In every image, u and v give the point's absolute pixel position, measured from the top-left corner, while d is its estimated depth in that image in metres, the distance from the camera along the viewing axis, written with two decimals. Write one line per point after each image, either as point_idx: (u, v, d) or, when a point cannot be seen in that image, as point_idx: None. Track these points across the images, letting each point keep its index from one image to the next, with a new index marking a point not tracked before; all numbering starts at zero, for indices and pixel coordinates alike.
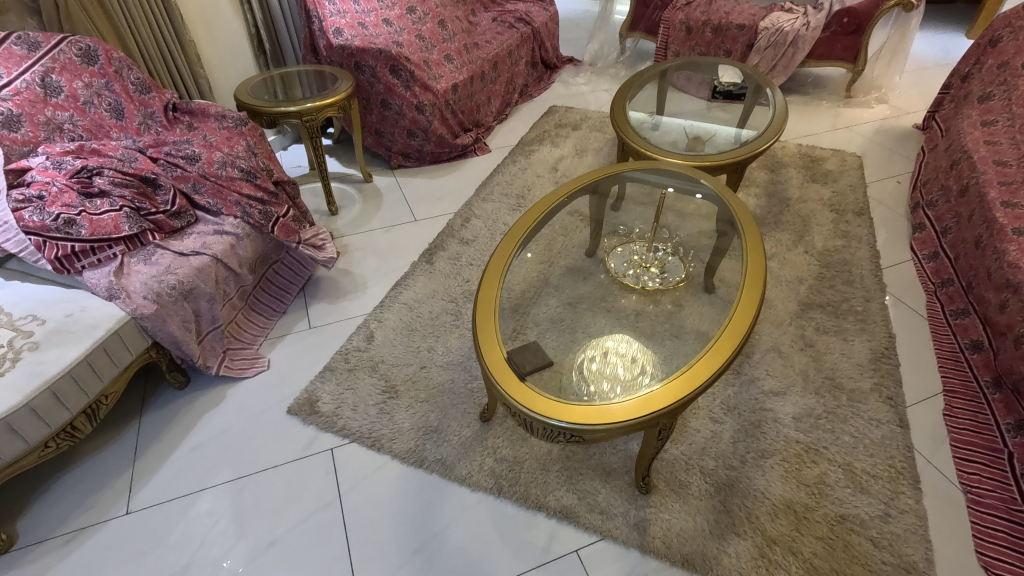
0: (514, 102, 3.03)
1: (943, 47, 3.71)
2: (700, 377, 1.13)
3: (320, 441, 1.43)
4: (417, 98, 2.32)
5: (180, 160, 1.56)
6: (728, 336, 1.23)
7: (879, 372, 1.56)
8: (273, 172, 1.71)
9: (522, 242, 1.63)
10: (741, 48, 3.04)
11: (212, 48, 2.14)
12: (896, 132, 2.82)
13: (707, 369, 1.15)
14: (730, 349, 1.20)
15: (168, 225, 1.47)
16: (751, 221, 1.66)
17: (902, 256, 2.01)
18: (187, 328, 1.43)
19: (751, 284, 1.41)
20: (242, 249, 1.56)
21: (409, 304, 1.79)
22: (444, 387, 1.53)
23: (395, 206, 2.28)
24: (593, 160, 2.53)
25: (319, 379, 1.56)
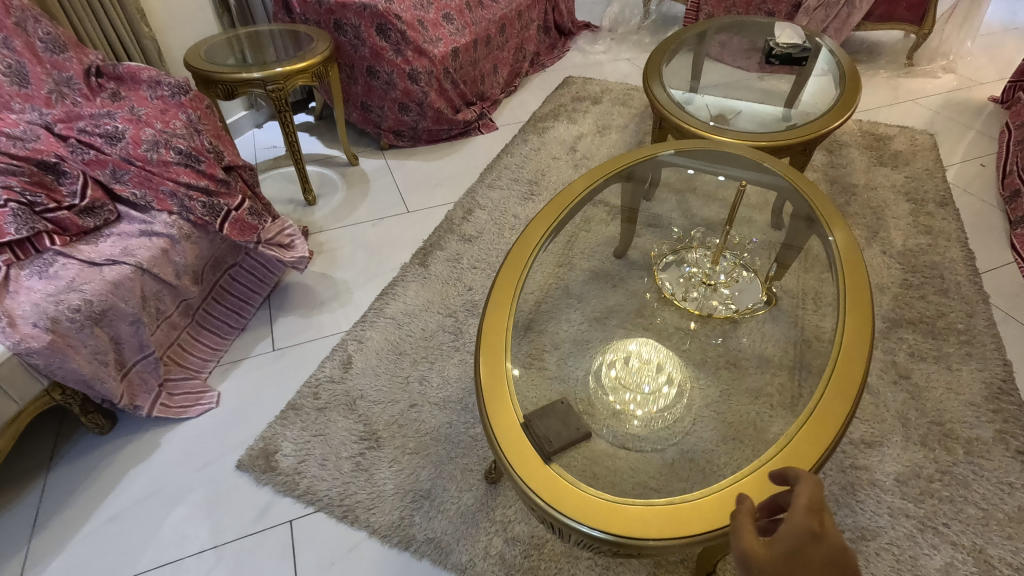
0: (524, 72, 2.64)
1: (1010, 9, 3.26)
2: (796, 460, 0.79)
3: (277, 509, 1.10)
4: (410, 64, 1.93)
5: (96, 139, 1.20)
6: (833, 391, 0.87)
7: (998, 416, 1.21)
8: (223, 155, 1.34)
9: (546, 238, 1.25)
10: (786, 9, 2.63)
11: (162, 3, 1.78)
12: (971, 106, 2.41)
13: (809, 451, 0.80)
14: (843, 415, 0.84)
15: (75, 225, 1.13)
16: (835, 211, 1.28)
17: (1002, 257, 1.64)
18: (102, 361, 1.09)
19: (852, 301, 1.03)
20: (179, 255, 1.22)
21: (397, 319, 1.44)
22: (439, 433, 1.19)
23: (384, 194, 1.92)
24: (617, 140, 2.16)
25: (281, 422, 1.22)
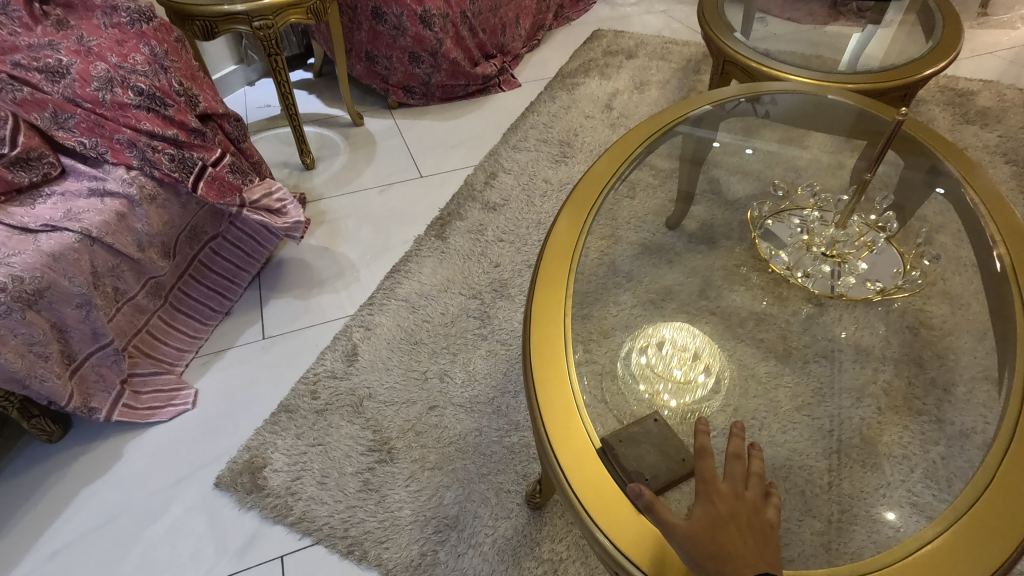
0: (548, 25, 2.35)
1: None
2: (971, 557, 0.60)
3: (265, 540, 0.88)
4: (423, 5, 1.66)
5: (33, 74, 0.94)
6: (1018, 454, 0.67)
7: None
8: (198, 98, 1.09)
9: (607, 192, 0.96)
10: None
11: None
12: None
13: (991, 547, 0.60)
14: None
15: (4, 181, 0.89)
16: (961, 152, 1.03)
17: None
18: (40, 355, 0.86)
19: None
20: (141, 221, 0.98)
21: (412, 302, 1.20)
22: (467, 442, 0.96)
23: (392, 157, 1.67)
24: (658, 97, 1.89)
25: (271, 428, 0.99)
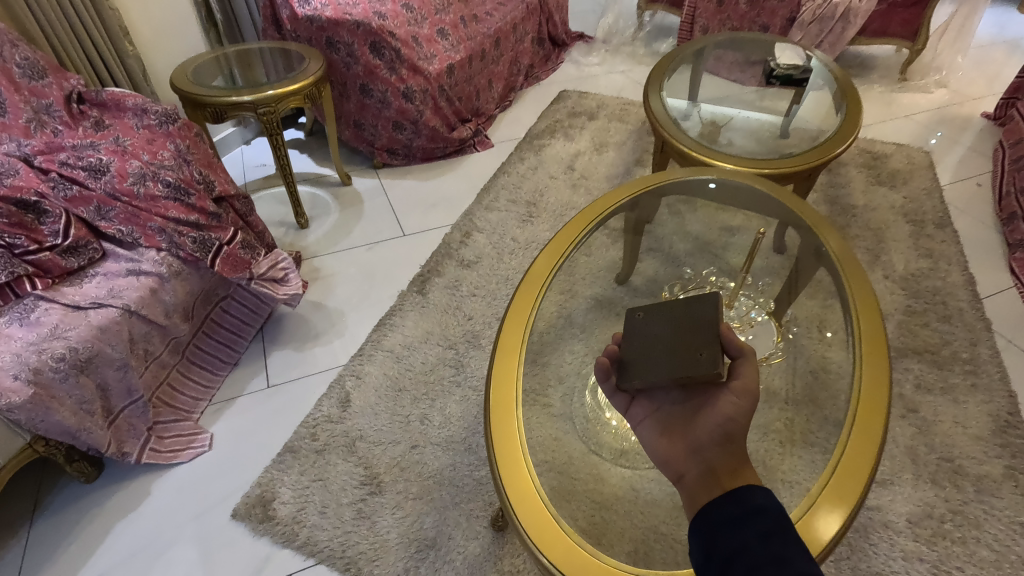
0: (519, 85, 2.61)
1: (998, 23, 3.30)
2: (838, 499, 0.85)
3: (275, 562, 1.06)
4: (404, 83, 1.89)
5: (80, 173, 1.14)
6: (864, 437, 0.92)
7: (1007, 451, 1.21)
8: (214, 185, 1.28)
9: (560, 266, 1.20)
10: (781, 22, 2.65)
11: (143, 17, 1.73)
12: (963, 122, 2.42)
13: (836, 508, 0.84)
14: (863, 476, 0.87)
15: (58, 266, 1.07)
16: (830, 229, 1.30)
17: (1003, 282, 1.64)
18: (87, 411, 1.04)
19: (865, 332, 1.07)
20: (168, 293, 1.16)
21: (396, 352, 1.40)
22: (444, 476, 1.16)
23: (379, 216, 1.87)
24: (615, 158, 2.13)
25: (278, 465, 1.18)
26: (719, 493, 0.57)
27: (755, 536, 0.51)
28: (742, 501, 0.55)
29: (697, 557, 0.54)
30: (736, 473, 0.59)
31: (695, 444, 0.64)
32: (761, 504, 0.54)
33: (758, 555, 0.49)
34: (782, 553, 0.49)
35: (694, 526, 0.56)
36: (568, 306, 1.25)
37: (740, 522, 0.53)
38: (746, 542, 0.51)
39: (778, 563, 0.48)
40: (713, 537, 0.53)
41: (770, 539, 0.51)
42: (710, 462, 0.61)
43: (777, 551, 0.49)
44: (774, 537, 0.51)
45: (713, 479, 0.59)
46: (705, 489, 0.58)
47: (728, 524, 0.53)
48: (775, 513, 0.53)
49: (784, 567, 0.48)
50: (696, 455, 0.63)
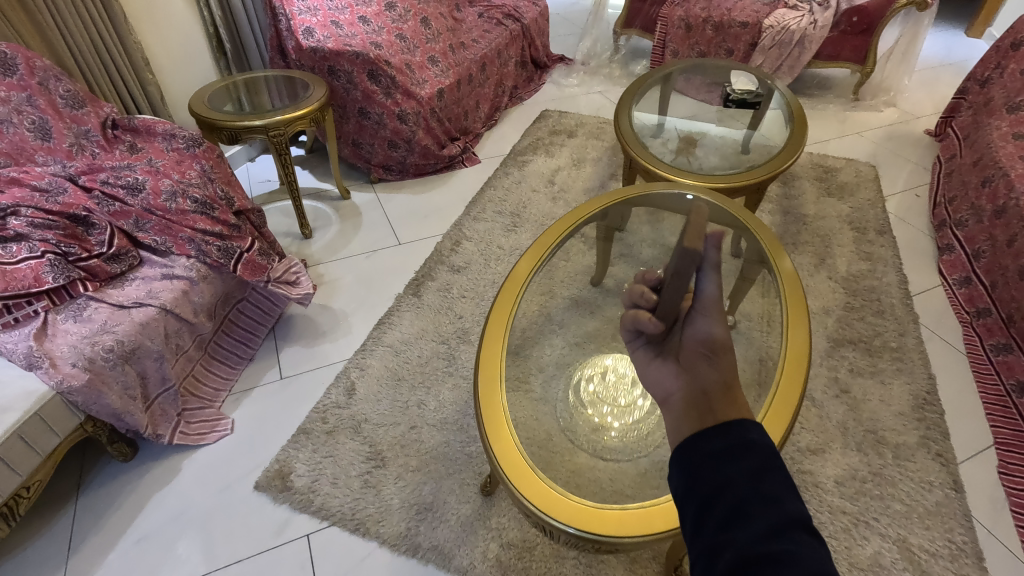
0: (504, 105, 2.82)
1: (946, 46, 3.59)
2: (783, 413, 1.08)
3: (294, 524, 1.22)
4: (399, 106, 2.09)
5: (120, 191, 1.31)
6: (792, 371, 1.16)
7: (923, 424, 1.41)
8: (234, 200, 1.46)
9: (539, 266, 1.40)
10: (744, 47, 2.88)
11: (161, 48, 1.91)
12: (907, 138, 2.67)
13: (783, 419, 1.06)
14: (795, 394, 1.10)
15: (104, 271, 1.23)
16: (779, 242, 1.45)
17: (932, 281, 1.86)
18: (131, 396, 1.20)
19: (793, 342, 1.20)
20: (197, 295, 1.33)
21: (395, 347, 1.57)
22: (439, 452, 1.33)
23: (376, 226, 2.05)
24: (592, 173, 2.33)
25: (293, 445, 1.34)
26: (707, 426, 0.51)
27: (745, 472, 0.44)
28: (734, 435, 0.48)
29: (676, 491, 0.49)
30: (728, 402, 0.53)
31: (686, 364, 0.61)
32: (755, 440, 0.48)
33: (742, 488, 0.43)
34: (773, 491, 0.43)
35: (678, 458, 0.51)
36: (547, 305, 1.42)
37: (729, 458, 0.46)
38: (734, 477, 0.45)
39: (765, 499, 0.42)
40: (696, 470, 0.48)
41: (762, 474, 0.44)
42: (705, 387, 0.56)
43: (769, 490, 0.43)
44: (766, 472, 0.44)
45: (704, 404, 0.54)
46: (693, 416, 0.54)
47: (716, 458, 0.47)
48: (769, 450, 0.47)
49: (775, 506, 0.42)
50: (687, 376, 0.60)
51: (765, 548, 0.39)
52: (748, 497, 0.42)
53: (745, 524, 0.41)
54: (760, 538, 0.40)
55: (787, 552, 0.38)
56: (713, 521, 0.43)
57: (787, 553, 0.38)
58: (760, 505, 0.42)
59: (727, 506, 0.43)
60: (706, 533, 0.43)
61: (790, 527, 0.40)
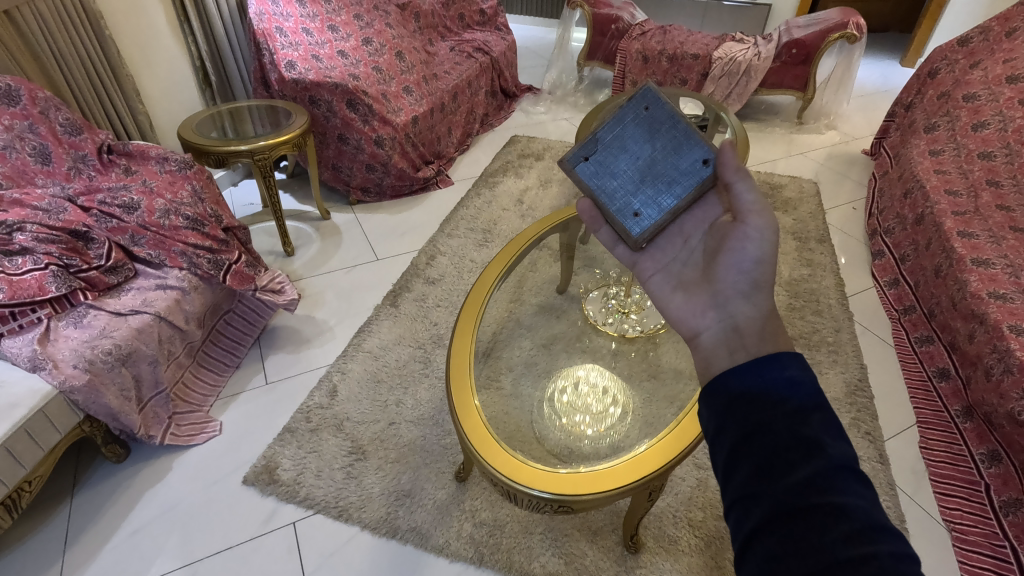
0: (476, 131, 3.00)
1: (882, 74, 3.93)
2: None
3: (281, 514, 1.31)
4: (376, 132, 2.23)
5: (116, 210, 1.42)
6: None
7: (855, 406, 1.57)
8: (222, 217, 1.58)
9: (509, 267, 1.50)
10: (697, 76, 3.12)
11: (150, 81, 2.04)
12: (846, 157, 2.91)
13: None
14: None
15: (102, 282, 1.34)
16: None
17: (865, 283, 2.05)
18: (126, 397, 1.29)
19: None
20: (189, 304, 1.44)
21: (374, 352, 1.69)
22: (415, 444, 1.44)
23: (356, 243, 2.17)
24: (558, 192, 2.50)
25: (279, 442, 1.43)
26: (735, 367, 0.52)
27: (782, 417, 0.46)
28: (771, 374, 0.49)
29: (709, 429, 0.50)
30: (761, 340, 0.56)
31: (721, 299, 0.64)
32: (793, 377, 0.48)
33: (783, 435, 0.45)
34: (813, 435, 0.44)
35: (710, 394, 0.52)
36: (516, 310, 1.54)
37: (764, 401, 0.48)
38: (772, 421, 0.46)
39: (805, 446, 0.43)
40: (731, 410, 0.49)
41: (800, 418, 0.45)
42: (736, 325, 0.60)
43: (809, 433, 0.44)
44: (805, 418, 0.45)
45: (739, 341, 0.57)
46: (717, 359, 0.57)
47: (751, 400, 0.48)
48: (811, 389, 0.48)
49: (817, 452, 0.43)
50: (721, 314, 0.62)
51: (806, 499, 0.41)
52: (786, 445, 0.44)
53: (785, 474, 0.43)
54: (801, 487, 0.41)
55: (832, 500, 0.40)
56: (747, 465, 0.45)
57: (832, 505, 0.40)
58: (800, 453, 0.43)
59: (764, 451, 0.45)
60: (739, 476, 0.45)
61: (835, 475, 0.42)
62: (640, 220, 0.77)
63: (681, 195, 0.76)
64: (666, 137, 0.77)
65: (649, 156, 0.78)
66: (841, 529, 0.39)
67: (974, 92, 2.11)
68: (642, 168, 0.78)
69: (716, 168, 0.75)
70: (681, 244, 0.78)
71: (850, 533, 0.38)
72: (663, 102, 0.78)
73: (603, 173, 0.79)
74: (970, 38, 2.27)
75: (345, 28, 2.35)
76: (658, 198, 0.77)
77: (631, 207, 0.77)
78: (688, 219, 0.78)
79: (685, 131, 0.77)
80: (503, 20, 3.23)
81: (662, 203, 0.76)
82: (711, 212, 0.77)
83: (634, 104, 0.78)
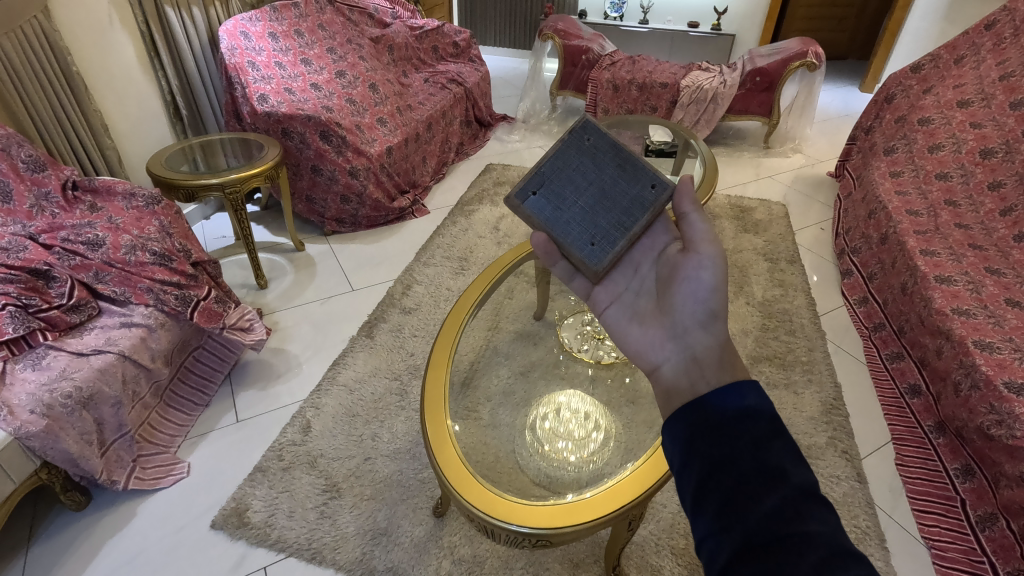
0: (451, 160, 3.02)
1: (843, 99, 4.09)
2: None
3: (251, 558, 1.26)
4: (350, 163, 2.24)
5: (79, 247, 1.38)
6: None
7: (832, 425, 1.58)
8: (191, 252, 1.56)
9: (488, 289, 1.52)
10: (666, 104, 3.20)
11: (119, 115, 2.02)
12: (812, 179, 3.00)
13: None
14: None
15: (63, 321, 1.29)
16: None
17: (836, 302, 2.09)
18: (87, 441, 1.23)
19: None
20: (155, 341, 1.39)
21: (349, 386, 1.65)
22: (392, 480, 1.40)
23: (330, 274, 2.15)
24: None
25: (249, 483, 1.39)
26: (697, 397, 0.52)
27: (745, 447, 0.45)
28: (732, 403, 0.49)
29: (674, 462, 0.49)
30: (721, 370, 0.56)
31: (678, 329, 0.65)
32: (752, 405, 0.48)
33: (748, 465, 0.44)
34: (777, 463, 0.44)
35: (672, 425, 0.51)
36: (493, 338, 1.53)
37: (727, 431, 0.47)
38: (736, 452, 0.45)
39: (770, 475, 0.43)
40: (695, 441, 0.48)
41: (762, 447, 0.45)
42: (694, 356, 0.60)
43: (774, 462, 0.44)
44: (766, 445, 0.45)
45: (699, 368, 0.57)
46: (679, 389, 0.57)
47: (715, 430, 0.47)
48: (771, 414, 0.48)
49: (780, 481, 0.43)
50: (678, 345, 0.63)
51: (776, 531, 0.40)
52: (751, 475, 0.43)
53: (753, 505, 0.42)
54: (771, 519, 0.41)
55: (801, 531, 0.40)
56: (715, 499, 0.44)
57: (802, 534, 0.40)
58: (765, 482, 0.43)
59: (729, 484, 0.44)
60: (708, 510, 0.44)
61: (800, 504, 0.42)
62: (597, 249, 0.77)
63: (634, 222, 0.77)
64: (611, 166, 0.80)
65: (597, 185, 0.80)
66: (812, 559, 0.38)
67: (928, 116, 2.20)
68: (592, 198, 0.80)
69: (665, 192, 0.78)
70: (633, 274, 0.79)
71: (821, 561, 0.38)
72: (603, 134, 0.82)
73: (553, 206, 0.79)
74: (921, 65, 2.37)
75: (318, 62, 2.41)
76: (610, 226, 0.78)
77: (586, 238, 0.77)
78: (639, 250, 0.79)
79: (629, 159, 0.81)
80: (476, 52, 3.29)
81: (616, 229, 0.77)
82: (660, 241, 0.79)
83: (576, 137, 0.82)
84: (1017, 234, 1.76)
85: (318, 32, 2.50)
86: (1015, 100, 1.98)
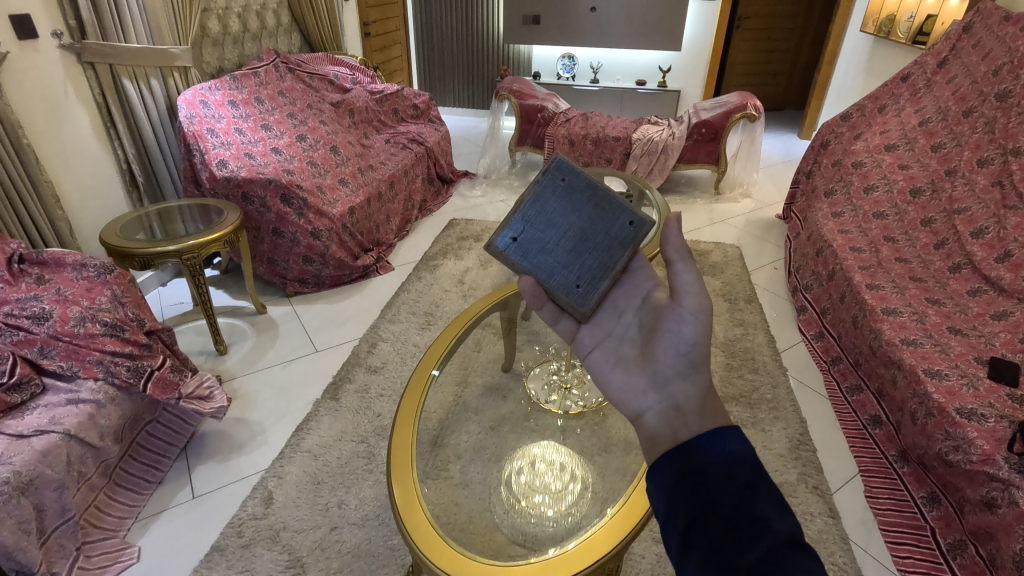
0: (414, 218, 3.05)
1: (785, 147, 4.35)
2: None
3: None
4: (312, 224, 2.24)
5: (24, 321, 1.33)
6: None
7: (801, 461, 1.59)
8: (145, 321, 1.51)
9: (456, 341, 1.52)
10: (620, 155, 3.35)
11: (72, 185, 1.99)
12: (763, 221, 3.14)
13: None
14: None
15: (2, 401, 1.23)
16: None
17: (794, 338, 2.15)
18: (25, 530, 1.14)
19: None
20: (104, 417, 1.33)
21: (313, 452, 1.59)
22: (360, 549, 1.34)
23: (293, 336, 2.11)
24: (497, 271, 2.55)
25: (205, 565, 1.30)
26: (681, 444, 0.52)
27: (730, 495, 0.46)
28: (716, 451, 0.49)
29: (659, 510, 0.49)
30: (703, 418, 0.57)
31: (660, 378, 0.65)
32: (735, 453, 0.49)
33: (731, 513, 0.44)
34: (760, 512, 0.44)
35: (658, 473, 0.51)
36: (462, 394, 1.51)
37: (710, 480, 0.47)
38: (720, 499, 0.46)
39: (754, 524, 0.43)
40: (680, 488, 0.48)
41: (748, 496, 0.45)
42: (677, 405, 0.60)
43: (756, 510, 0.44)
44: (751, 494, 0.46)
45: (680, 417, 0.58)
46: (663, 437, 0.57)
47: (698, 478, 0.48)
48: (753, 463, 0.48)
49: (765, 530, 0.43)
50: (661, 394, 0.63)
51: None
52: (733, 524, 0.44)
53: (737, 555, 0.42)
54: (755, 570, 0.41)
55: None
56: (700, 548, 0.44)
57: None
58: (750, 532, 0.43)
59: (713, 533, 0.44)
60: (692, 560, 0.44)
61: (784, 555, 0.42)
62: (583, 291, 0.79)
63: (616, 261, 0.79)
64: (590, 205, 0.81)
65: (577, 227, 0.80)
66: None
67: (861, 159, 2.36)
68: (572, 240, 0.80)
69: (643, 229, 0.78)
70: (616, 320, 0.80)
71: None
72: (578, 172, 0.81)
73: (533, 251, 0.81)
74: (849, 114, 2.56)
75: (278, 127, 2.47)
76: (593, 267, 0.79)
77: (572, 281, 0.79)
78: (621, 292, 0.81)
79: (606, 198, 0.80)
80: (436, 113, 3.40)
81: (599, 271, 0.79)
82: (644, 278, 0.81)
83: (551, 178, 0.81)
84: (952, 265, 1.88)
85: (278, 98, 2.58)
86: (935, 143, 2.15)
